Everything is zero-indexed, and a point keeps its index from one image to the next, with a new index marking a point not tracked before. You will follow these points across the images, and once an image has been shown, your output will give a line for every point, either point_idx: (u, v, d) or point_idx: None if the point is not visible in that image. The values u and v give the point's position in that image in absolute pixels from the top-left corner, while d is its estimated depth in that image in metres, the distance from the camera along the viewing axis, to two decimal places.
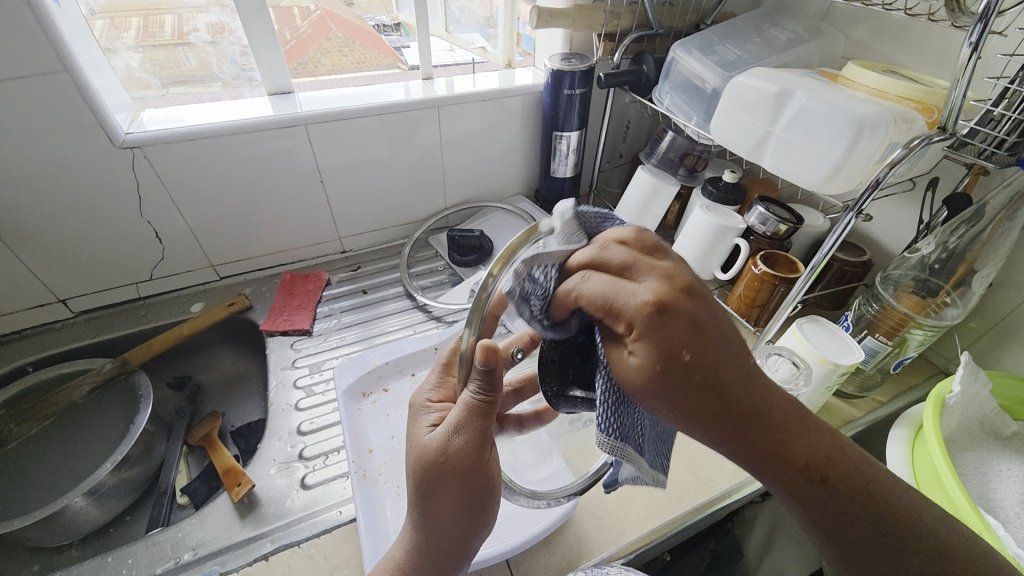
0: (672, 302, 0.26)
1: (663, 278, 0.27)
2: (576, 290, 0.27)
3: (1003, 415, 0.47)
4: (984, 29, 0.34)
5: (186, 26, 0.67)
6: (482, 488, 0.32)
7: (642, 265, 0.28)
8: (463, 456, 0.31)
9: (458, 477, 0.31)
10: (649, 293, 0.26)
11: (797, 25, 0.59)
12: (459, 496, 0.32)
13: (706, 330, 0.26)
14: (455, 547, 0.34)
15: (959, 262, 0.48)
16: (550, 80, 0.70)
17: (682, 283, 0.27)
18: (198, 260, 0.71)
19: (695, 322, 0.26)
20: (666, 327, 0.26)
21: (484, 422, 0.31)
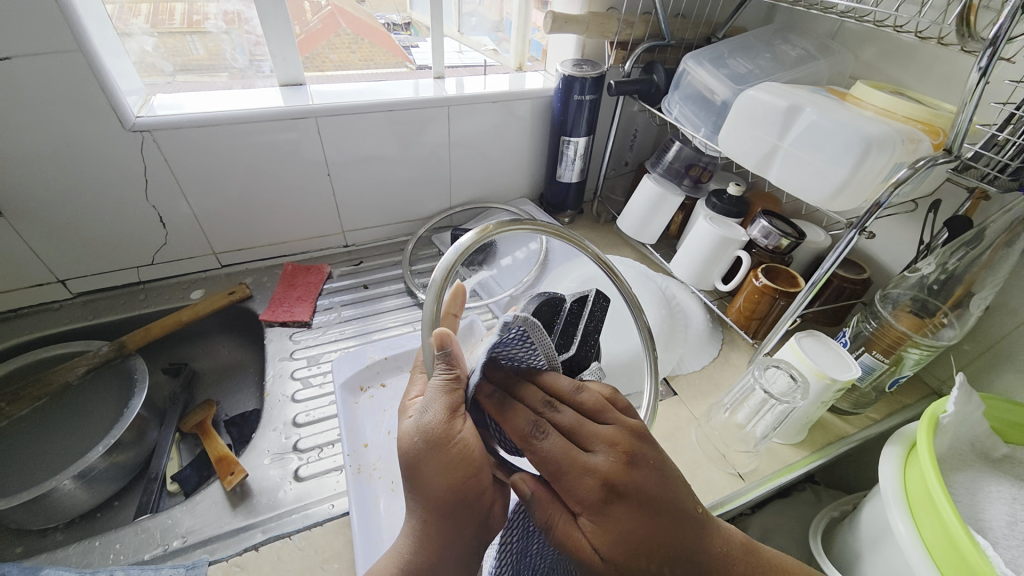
0: (625, 480, 0.31)
1: (619, 440, 0.33)
2: (537, 441, 0.32)
3: (994, 437, 0.47)
4: (993, 55, 0.35)
5: (197, 15, 0.68)
6: (459, 459, 0.33)
7: (590, 434, 0.33)
8: (436, 432, 0.33)
9: (441, 456, 0.33)
10: (603, 469, 0.31)
11: (808, 43, 0.60)
12: (451, 475, 0.33)
13: (660, 513, 0.32)
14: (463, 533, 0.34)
15: (957, 284, 0.48)
16: (561, 84, 0.70)
17: (627, 449, 0.33)
18: (201, 247, 0.71)
19: (645, 499, 0.31)
20: (613, 509, 0.31)
21: (459, 395, 0.34)
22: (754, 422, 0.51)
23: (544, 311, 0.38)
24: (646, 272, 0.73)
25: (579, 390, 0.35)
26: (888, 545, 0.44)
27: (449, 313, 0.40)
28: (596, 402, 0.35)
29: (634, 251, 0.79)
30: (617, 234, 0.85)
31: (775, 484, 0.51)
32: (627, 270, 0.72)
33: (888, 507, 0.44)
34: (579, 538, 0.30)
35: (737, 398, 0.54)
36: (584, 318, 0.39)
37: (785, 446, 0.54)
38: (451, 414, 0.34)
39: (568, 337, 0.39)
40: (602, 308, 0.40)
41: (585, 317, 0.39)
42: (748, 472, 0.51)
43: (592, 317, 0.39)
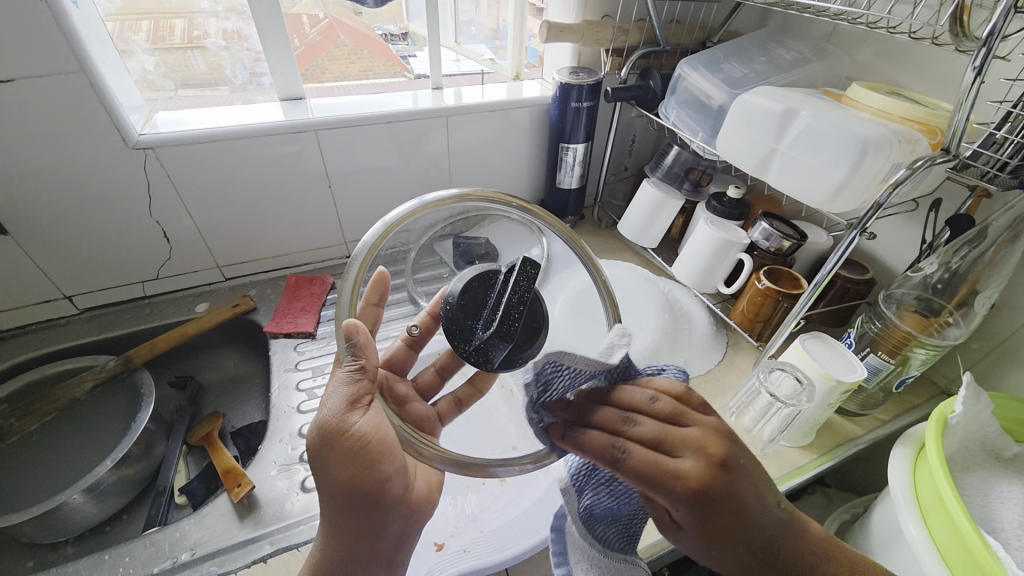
0: (715, 484, 0.29)
1: (708, 448, 0.30)
2: (619, 461, 0.30)
3: (1005, 437, 0.47)
4: (988, 54, 0.35)
5: (197, 31, 0.69)
6: (352, 453, 0.34)
7: (677, 440, 0.30)
8: (334, 423, 0.34)
9: (338, 449, 0.34)
10: (693, 475, 0.29)
11: (803, 46, 0.60)
12: (347, 467, 0.35)
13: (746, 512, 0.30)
14: (366, 519, 0.36)
15: (962, 283, 0.48)
16: (558, 92, 0.71)
17: (718, 455, 0.30)
18: (205, 260, 0.71)
19: (736, 503, 0.29)
20: (708, 512, 0.29)
21: (361, 385, 0.35)
22: (762, 424, 0.52)
23: (475, 288, 0.36)
24: (648, 276, 0.73)
25: (654, 398, 0.32)
26: (900, 548, 0.44)
27: (369, 302, 0.41)
28: (675, 407, 0.32)
29: (636, 256, 0.79)
30: (619, 239, 0.85)
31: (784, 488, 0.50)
32: (629, 274, 0.72)
33: (899, 511, 0.43)
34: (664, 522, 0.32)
35: (744, 400, 0.54)
36: (510, 288, 0.35)
37: (793, 448, 0.54)
38: (349, 405, 0.35)
39: (495, 314, 0.34)
40: (530, 278, 0.36)
41: (511, 286, 0.35)
42: None
43: (518, 287, 0.35)
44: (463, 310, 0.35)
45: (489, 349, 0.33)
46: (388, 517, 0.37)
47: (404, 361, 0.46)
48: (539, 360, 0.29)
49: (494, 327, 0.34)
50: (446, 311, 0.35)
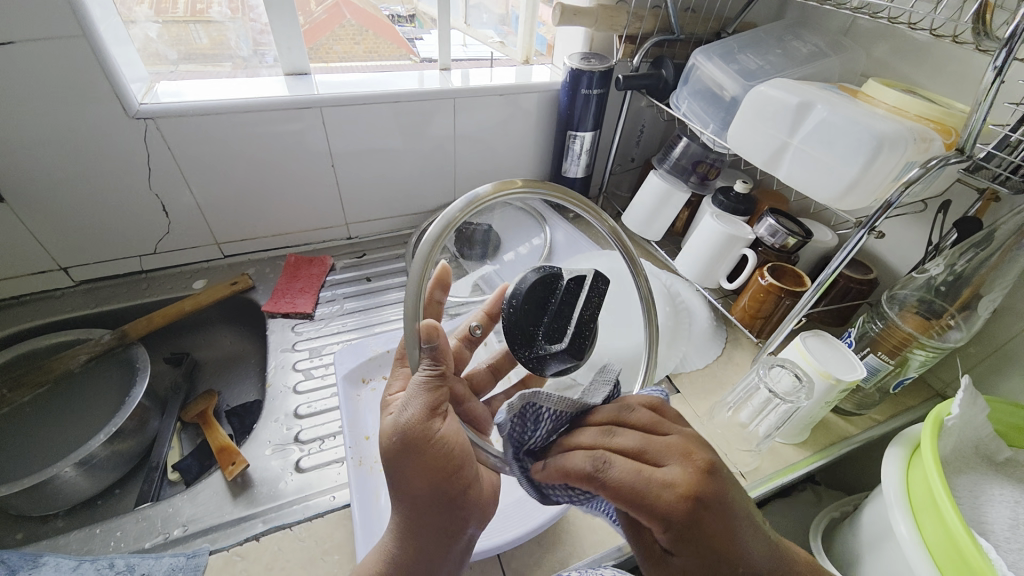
0: (704, 491, 0.28)
1: (693, 461, 0.29)
2: (602, 474, 0.28)
3: (998, 441, 0.47)
4: (1009, 54, 0.34)
5: (201, 5, 0.68)
6: (438, 459, 0.34)
7: (661, 448, 0.30)
8: (414, 431, 0.34)
9: (420, 456, 0.34)
10: (681, 483, 0.28)
11: (819, 39, 0.59)
12: (429, 471, 0.35)
13: (731, 530, 0.28)
14: (446, 516, 0.37)
15: (966, 286, 0.48)
16: (568, 78, 0.69)
17: (702, 462, 0.29)
18: (203, 236, 0.70)
19: (726, 515, 0.28)
20: (698, 523, 0.27)
21: (439, 393, 0.35)
22: (758, 421, 0.52)
23: (538, 291, 0.34)
24: (651, 270, 0.72)
25: (628, 409, 0.32)
26: (889, 546, 0.44)
27: (432, 299, 0.39)
28: (650, 418, 0.32)
29: (639, 248, 0.78)
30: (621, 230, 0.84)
31: (776, 483, 0.51)
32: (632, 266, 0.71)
33: (891, 510, 0.44)
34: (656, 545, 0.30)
35: (741, 397, 0.54)
36: (580, 303, 0.35)
37: (787, 445, 0.54)
38: (430, 413, 0.34)
39: (560, 324, 0.34)
40: (600, 292, 0.36)
41: (581, 303, 0.35)
42: (750, 470, 0.51)
43: (590, 303, 0.35)
44: (525, 313, 0.34)
45: (548, 359, 0.34)
46: (466, 519, 0.37)
47: (462, 360, 0.41)
48: (513, 405, 0.28)
49: (560, 342, 0.34)
50: (509, 313, 0.34)
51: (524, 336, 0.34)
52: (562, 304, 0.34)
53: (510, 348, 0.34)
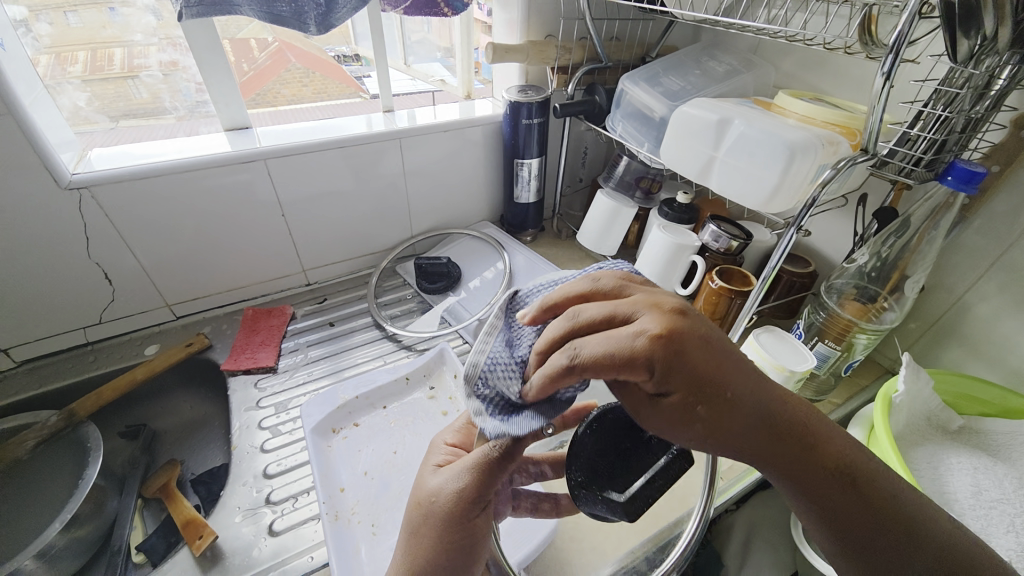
0: (682, 329, 0.26)
1: (662, 305, 0.27)
2: (574, 358, 0.26)
3: (948, 411, 0.51)
4: (895, 60, 0.38)
5: (137, 60, 0.66)
6: (459, 544, 0.33)
7: (629, 306, 0.27)
8: (455, 508, 0.32)
9: (447, 533, 0.32)
10: (653, 325, 0.25)
11: (733, 58, 0.64)
12: (442, 553, 0.32)
13: (713, 366, 0.26)
14: None
15: (892, 270, 0.52)
16: (509, 110, 0.72)
17: (674, 306, 0.27)
18: (152, 300, 0.68)
19: (706, 343, 0.25)
20: (683, 358, 0.25)
21: (489, 491, 0.33)
22: None
23: (621, 423, 0.34)
24: None
25: (595, 279, 0.30)
26: None
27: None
28: (617, 285, 0.30)
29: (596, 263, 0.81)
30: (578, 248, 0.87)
31: (747, 480, 0.52)
32: None
33: None
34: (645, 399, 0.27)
35: None
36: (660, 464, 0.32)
37: None
38: (469, 502, 0.32)
39: (632, 473, 0.32)
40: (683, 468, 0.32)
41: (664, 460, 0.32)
42: (725, 469, 0.53)
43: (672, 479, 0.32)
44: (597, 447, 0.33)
45: (587, 502, 0.31)
46: None
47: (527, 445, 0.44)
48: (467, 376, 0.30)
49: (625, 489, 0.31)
50: (585, 436, 0.34)
51: (586, 463, 0.32)
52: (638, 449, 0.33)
53: (564, 466, 0.33)
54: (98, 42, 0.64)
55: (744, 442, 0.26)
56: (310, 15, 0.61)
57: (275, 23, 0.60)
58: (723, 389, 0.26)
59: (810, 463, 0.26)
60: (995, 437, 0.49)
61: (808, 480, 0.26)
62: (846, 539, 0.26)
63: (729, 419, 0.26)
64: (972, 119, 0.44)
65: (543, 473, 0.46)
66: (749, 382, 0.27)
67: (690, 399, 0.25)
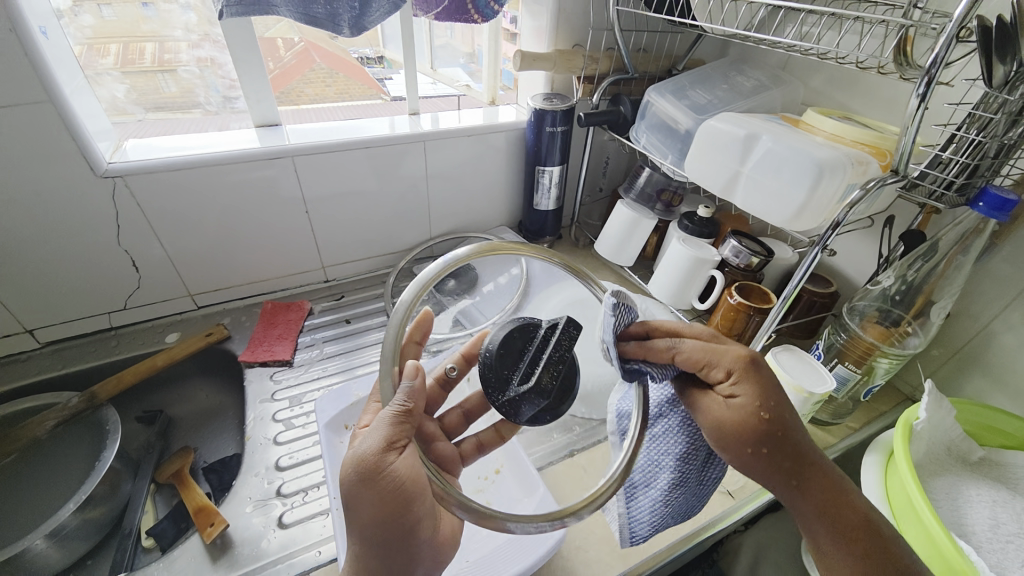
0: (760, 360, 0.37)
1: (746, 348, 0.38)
2: (681, 348, 0.37)
3: (970, 442, 0.49)
4: (930, 83, 0.37)
5: (168, 55, 0.69)
6: (385, 491, 0.33)
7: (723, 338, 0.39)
8: (368, 463, 0.33)
9: (373, 488, 0.33)
10: (742, 350, 0.37)
11: (761, 74, 0.64)
12: (381, 508, 0.33)
13: (779, 395, 0.36)
14: (394, 557, 0.34)
15: (918, 294, 0.51)
16: (533, 117, 0.73)
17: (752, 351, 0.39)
18: (176, 289, 0.70)
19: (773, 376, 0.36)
20: (758, 373, 0.36)
21: (403, 426, 0.35)
22: None
23: (516, 339, 0.36)
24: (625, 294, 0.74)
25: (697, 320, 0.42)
26: None
27: (410, 339, 0.42)
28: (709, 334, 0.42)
29: (613, 274, 0.81)
30: (595, 258, 0.87)
31: (757, 502, 0.51)
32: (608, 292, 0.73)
33: None
34: (717, 399, 0.36)
35: None
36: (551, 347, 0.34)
37: None
38: (387, 445, 0.34)
39: (533, 368, 0.34)
40: (573, 336, 0.35)
41: (551, 346, 0.34)
42: (737, 489, 0.52)
43: (561, 344, 0.34)
44: (500, 360, 0.34)
45: (521, 404, 0.33)
46: (415, 560, 0.35)
47: (435, 400, 0.47)
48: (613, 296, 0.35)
49: (530, 380, 0.33)
50: (485, 361, 0.35)
51: (496, 378, 0.34)
52: (535, 348, 0.35)
53: (484, 395, 0.34)
54: (135, 35, 0.66)
55: (787, 451, 0.34)
56: (343, 17, 0.62)
57: (309, 24, 0.62)
58: (779, 410, 0.35)
59: (831, 489, 0.34)
60: (1019, 471, 0.48)
61: (827, 499, 0.34)
62: (856, 558, 0.32)
63: (780, 430, 0.34)
64: (1004, 145, 0.43)
65: (469, 414, 0.47)
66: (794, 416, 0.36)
67: (758, 406, 0.35)
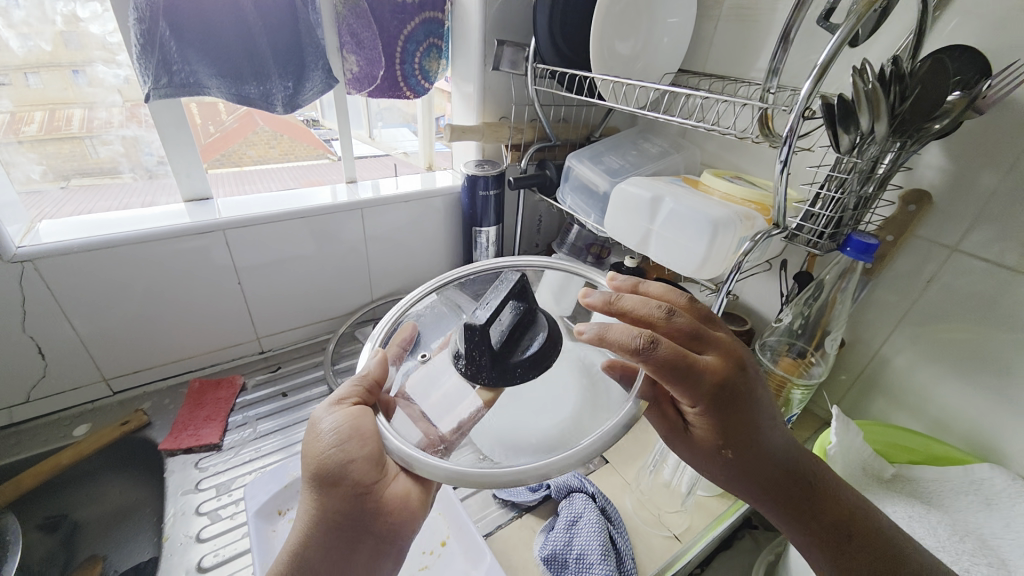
0: (727, 380, 0.36)
1: (723, 360, 0.37)
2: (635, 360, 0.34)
3: (881, 460, 0.54)
4: (790, 150, 0.44)
5: (97, 120, 0.66)
6: (322, 440, 0.36)
7: (692, 340, 0.37)
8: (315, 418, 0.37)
9: (313, 439, 0.36)
10: (712, 371, 0.36)
11: (664, 141, 0.72)
12: (316, 455, 0.36)
13: (742, 419, 0.37)
14: (344, 513, 0.35)
15: (815, 327, 0.57)
16: (466, 183, 0.77)
17: (727, 356, 0.37)
18: (89, 374, 0.64)
19: (739, 396, 0.36)
20: (723, 403, 0.36)
21: (359, 388, 0.38)
22: (678, 477, 0.55)
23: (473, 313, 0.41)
24: None
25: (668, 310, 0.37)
26: None
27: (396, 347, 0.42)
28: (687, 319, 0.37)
29: None
30: None
31: (705, 540, 0.52)
32: None
33: None
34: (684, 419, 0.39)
35: (658, 458, 0.57)
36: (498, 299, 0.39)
37: (711, 498, 0.56)
38: (339, 401, 0.37)
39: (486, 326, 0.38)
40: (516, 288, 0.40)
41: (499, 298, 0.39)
42: (683, 531, 0.52)
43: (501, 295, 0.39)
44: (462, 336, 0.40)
45: (481, 363, 0.37)
46: (358, 512, 0.35)
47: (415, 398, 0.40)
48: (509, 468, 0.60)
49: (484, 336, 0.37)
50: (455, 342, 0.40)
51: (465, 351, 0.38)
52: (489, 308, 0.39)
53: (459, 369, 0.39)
54: (59, 102, 0.63)
55: (755, 470, 0.38)
56: (277, 96, 0.64)
57: (242, 103, 0.63)
58: (743, 429, 0.37)
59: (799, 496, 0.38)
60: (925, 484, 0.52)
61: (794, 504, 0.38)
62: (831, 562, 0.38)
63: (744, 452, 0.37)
64: (862, 198, 0.51)
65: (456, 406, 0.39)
66: (768, 432, 0.38)
67: (723, 435, 0.37)
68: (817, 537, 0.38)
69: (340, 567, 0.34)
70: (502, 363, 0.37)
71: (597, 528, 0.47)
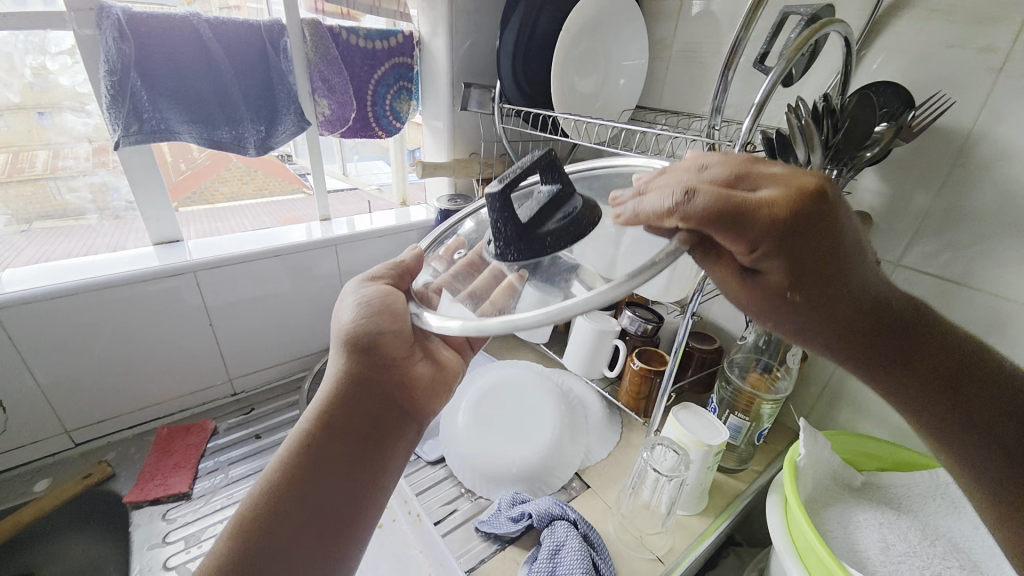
0: (798, 212, 0.28)
1: (792, 183, 0.29)
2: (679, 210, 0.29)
3: (850, 469, 0.56)
4: None
5: (63, 161, 0.66)
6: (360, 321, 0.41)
7: (747, 182, 0.30)
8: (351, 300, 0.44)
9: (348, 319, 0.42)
10: (775, 202, 0.28)
11: None
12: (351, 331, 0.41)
13: (822, 254, 0.30)
14: (374, 385, 0.40)
15: (779, 343, 0.60)
16: (439, 216, 0.79)
17: (805, 185, 0.29)
18: (49, 427, 0.61)
19: (818, 227, 0.29)
20: (794, 238, 0.29)
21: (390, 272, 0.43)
22: (657, 497, 0.53)
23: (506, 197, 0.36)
24: (543, 371, 0.76)
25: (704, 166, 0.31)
26: None
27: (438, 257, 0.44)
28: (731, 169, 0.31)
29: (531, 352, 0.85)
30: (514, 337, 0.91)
31: (689, 560, 0.52)
32: (523, 369, 0.75)
33: (783, 558, 0.47)
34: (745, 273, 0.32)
35: (637, 480, 0.55)
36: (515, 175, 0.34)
37: (691, 517, 0.57)
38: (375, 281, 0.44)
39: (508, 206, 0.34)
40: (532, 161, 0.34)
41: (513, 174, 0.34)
42: (665, 553, 0.52)
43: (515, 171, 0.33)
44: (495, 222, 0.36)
45: (506, 245, 0.33)
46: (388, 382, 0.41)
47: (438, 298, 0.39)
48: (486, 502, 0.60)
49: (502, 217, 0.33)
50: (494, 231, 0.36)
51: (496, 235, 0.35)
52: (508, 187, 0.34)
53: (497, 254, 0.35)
54: (26, 143, 0.63)
55: (836, 320, 0.32)
56: (249, 139, 0.66)
57: (214, 147, 0.64)
58: (823, 269, 0.30)
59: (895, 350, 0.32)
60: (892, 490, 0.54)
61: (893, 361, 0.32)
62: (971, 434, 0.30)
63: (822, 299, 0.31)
64: None
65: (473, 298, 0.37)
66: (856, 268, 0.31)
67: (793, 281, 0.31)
68: (927, 396, 0.31)
69: (371, 430, 0.39)
70: (530, 235, 0.33)
71: (581, 554, 0.47)
